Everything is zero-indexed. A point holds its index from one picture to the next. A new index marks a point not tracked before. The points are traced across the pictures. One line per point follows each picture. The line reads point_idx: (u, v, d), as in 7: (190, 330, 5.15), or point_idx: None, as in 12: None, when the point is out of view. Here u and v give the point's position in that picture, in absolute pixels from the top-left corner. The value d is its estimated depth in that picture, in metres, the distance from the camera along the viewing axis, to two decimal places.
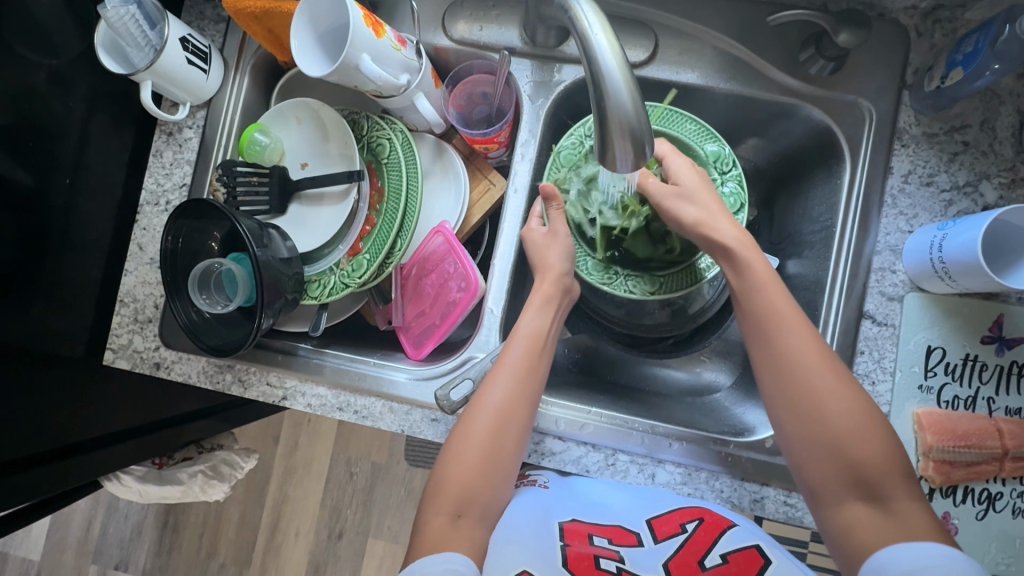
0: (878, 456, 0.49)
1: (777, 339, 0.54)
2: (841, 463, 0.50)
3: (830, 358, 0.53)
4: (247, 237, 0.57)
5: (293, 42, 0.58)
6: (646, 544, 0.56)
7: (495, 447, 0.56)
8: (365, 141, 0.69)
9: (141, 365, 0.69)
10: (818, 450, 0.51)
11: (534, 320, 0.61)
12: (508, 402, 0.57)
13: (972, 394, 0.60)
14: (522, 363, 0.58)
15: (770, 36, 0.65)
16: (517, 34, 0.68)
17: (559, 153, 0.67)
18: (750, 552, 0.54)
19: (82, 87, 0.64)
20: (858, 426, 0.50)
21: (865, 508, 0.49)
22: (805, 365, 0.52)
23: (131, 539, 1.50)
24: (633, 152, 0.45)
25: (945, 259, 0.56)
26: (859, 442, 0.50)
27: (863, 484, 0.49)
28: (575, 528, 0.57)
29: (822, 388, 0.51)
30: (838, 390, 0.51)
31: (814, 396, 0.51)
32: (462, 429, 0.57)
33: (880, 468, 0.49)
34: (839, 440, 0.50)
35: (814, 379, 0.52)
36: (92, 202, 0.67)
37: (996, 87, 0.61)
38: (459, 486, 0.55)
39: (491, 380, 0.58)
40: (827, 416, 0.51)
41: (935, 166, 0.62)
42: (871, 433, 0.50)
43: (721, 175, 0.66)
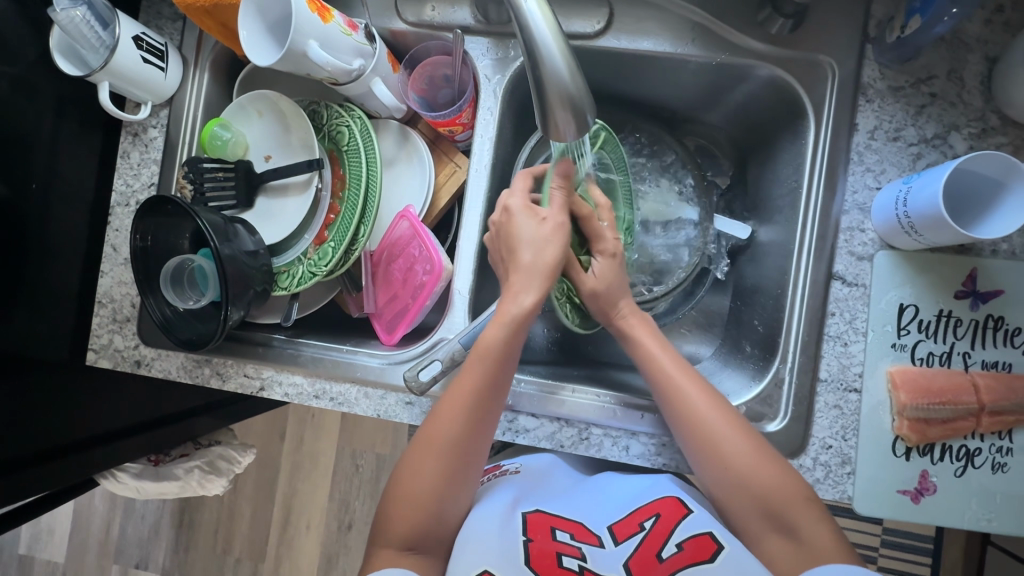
0: (780, 487, 0.52)
1: (668, 392, 0.56)
2: (746, 493, 0.53)
3: (720, 403, 0.55)
4: (208, 232, 0.57)
5: (241, 31, 0.58)
6: (607, 545, 0.55)
7: (444, 480, 0.55)
8: (326, 130, 0.69)
9: (122, 363, 0.70)
10: (722, 481, 0.54)
11: (492, 334, 0.56)
12: (459, 434, 0.55)
13: (947, 350, 0.59)
14: (478, 386, 0.56)
15: None
16: (470, 13, 0.67)
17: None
18: (703, 539, 0.53)
19: (45, 93, 0.65)
20: (751, 456, 0.53)
21: (777, 530, 0.52)
22: (695, 413, 0.55)
23: (149, 538, 1.54)
24: (574, 122, 0.45)
25: (910, 214, 0.55)
26: (755, 473, 0.52)
27: (769, 509, 0.52)
28: (537, 520, 0.57)
29: (711, 424, 0.54)
30: (727, 425, 0.54)
31: (709, 438, 0.54)
32: (412, 459, 0.56)
33: (782, 496, 0.51)
34: (740, 480, 0.53)
35: (703, 416, 0.54)
36: (64, 206, 0.69)
37: (962, 34, 0.59)
38: (408, 517, 0.54)
39: (443, 413, 0.56)
40: (720, 448, 0.53)
41: (902, 120, 0.60)
42: (767, 464, 0.52)
43: (631, 240, 0.73)
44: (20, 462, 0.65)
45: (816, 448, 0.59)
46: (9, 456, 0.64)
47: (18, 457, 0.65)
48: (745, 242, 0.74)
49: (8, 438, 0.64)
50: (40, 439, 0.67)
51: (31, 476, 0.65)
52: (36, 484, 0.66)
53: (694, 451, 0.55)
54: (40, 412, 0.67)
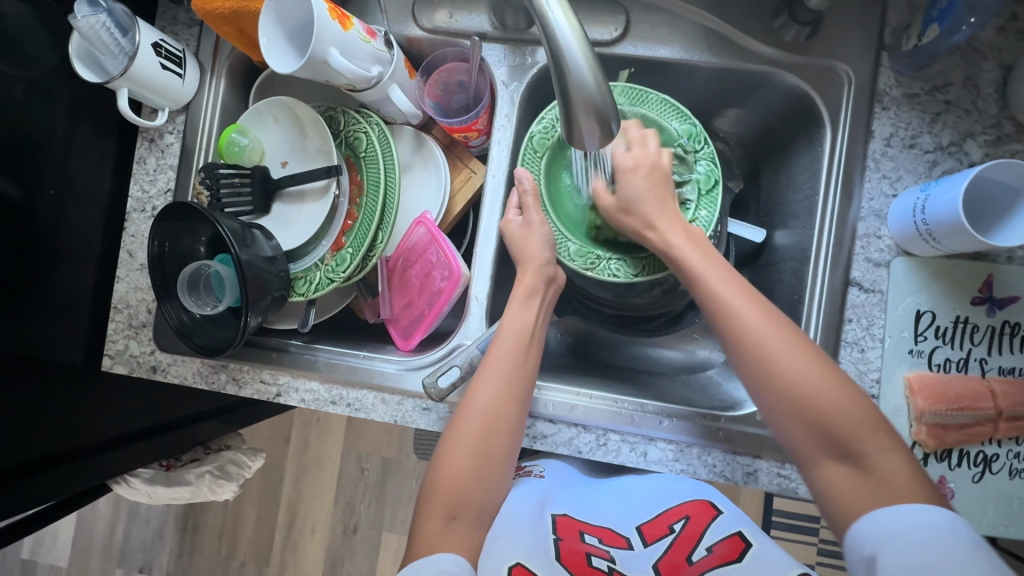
0: (846, 411, 0.49)
1: (724, 313, 0.54)
2: (804, 418, 0.50)
3: (781, 324, 0.53)
4: (229, 239, 0.58)
5: (261, 39, 0.58)
6: (637, 547, 0.57)
7: (485, 446, 0.56)
8: (342, 136, 0.69)
9: (138, 369, 0.70)
10: (783, 408, 0.51)
11: (518, 318, 0.61)
12: (497, 403, 0.57)
13: (963, 356, 0.59)
14: (507, 361, 0.59)
15: (743, 4, 0.64)
16: (487, 20, 0.67)
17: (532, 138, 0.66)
18: (733, 540, 0.55)
19: (62, 98, 0.65)
20: (816, 379, 0.50)
21: (839, 459, 0.49)
22: (755, 333, 0.52)
23: (154, 542, 1.54)
24: (598, 131, 0.46)
25: (928, 221, 0.55)
26: (819, 395, 0.50)
27: (832, 434, 0.49)
28: (566, 523, 0.59)
29: (774, 347, 0.51)
30: (790, 347, 0.51)
31: (770, 360, 0.51)
32: (451, 432, 0.57)
33: (847, 419, 0.49)
34: (803, 403, 0.50)
35: (765, 340, 0.52)
36: (79, 211, 0.69)
37: (976, 43, 0.60)
38: (453, 487, 0.55)
39: (481, 379, 0.58)
40: (783, 370, 0.51)
41: (918, 127, 0.60)
42: (828, 383, 0.50)
43: (694, 153, 0.65)
44: (21, 470, 0.62)
45: None
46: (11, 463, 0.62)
47: (20, 464, 0.63)
48: (759, 247, 0.74)
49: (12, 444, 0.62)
50: (42, 447, 0.65)
51: (32, 485, 0.63)
52: (39, 492, 0.64)
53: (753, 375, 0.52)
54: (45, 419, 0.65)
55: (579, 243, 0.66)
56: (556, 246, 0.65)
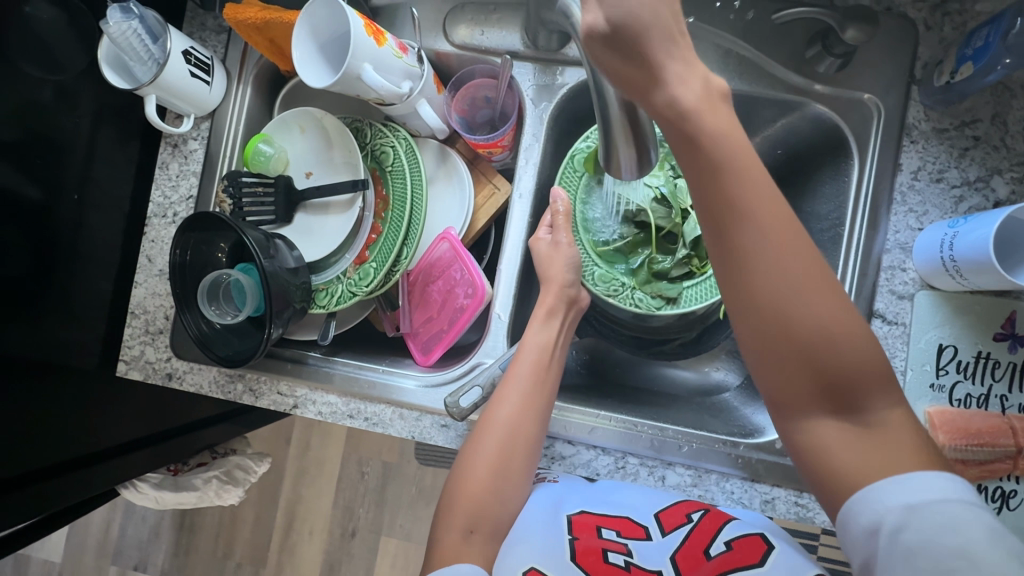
0: (855, 363, 0.42)
1: (767, 271, 0.41)
2: (810, 372, 0.42)
3: (815, 269, 0.41)
4: (254, 249, 0.57)
5: (294, 52, 0.57)
6: (654, 537, 0.55)
7: (505, 463, 0.56)
8: (368, 149, 0.68)
9: (153, 375, 0.69)
10: (780, 356, 0.42)
11: (539, 336, 0.61)
12: (517, 420, 0.57)
13: (984, 392, 0.60)
14: (529, 377, 0.59)
15: (773, 32, 0.64)
16: (519, 38, 0.67)
17: (574, 155, 0.68)
18: (753, 539, 0.53)
19: (88, 102, 0.65)
20: (832, 329, 0.41)
21: (834, 413, 0.43)
22: (782, 281, 0.41)
23: (149, 540, 1.52)
24: (637, 159, 0.46)
25: (956, 258, 0.55)
26: (830, 346, 0.41)
27: (833, 389, 0.42)
28: (583, 521, 0.56)
29: (788, 290, 0.41)
30: (809, 289, 0.41)
31: (777, 304, 0.41)
32: (471, 446, 0.57)
33: (859, 373, 0.42)
34: (813, 353, 0.42)
35: (780, 278, 0.41)
36: (100, 214, 0.68)
37: (1007, 81, 0.60)
38: (472, 500, 0.55)
39: (501, 395, 0.58)
40: (796, 319, 0.41)
41: (946, 162, 0.61)
42: (849, 337, 0.42)
43: None
44: (31, 476, 0.63)
45: None
46: (14, 472, 0.62)
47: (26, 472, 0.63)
48: None
49: (15, 453, 0.62)
50: (49, 454, 0.65)
51: (38, 493, 0.63)
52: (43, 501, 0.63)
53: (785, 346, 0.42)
54: (52, 427, 0.66)
55: (605, 268, 0.68)
56: (583, 268, 0.67)
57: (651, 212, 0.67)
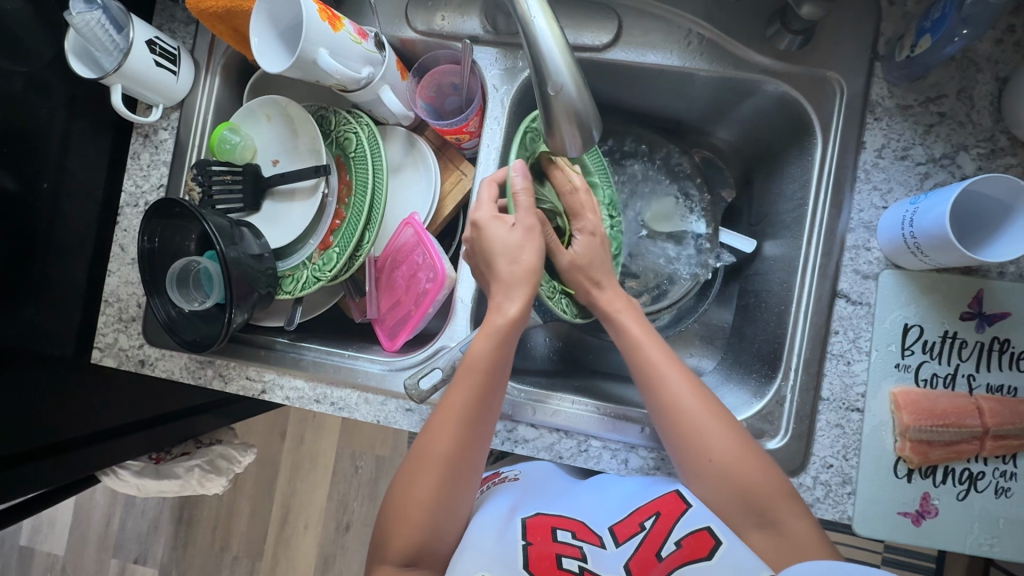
0: (766, 480, 0.52)
1: (647, 379, 0.57)
2: (729, 486, 0.53)
3: (707, 395, 0.56)
4: (215, 235, 0.58)
5: (253, 39, 0.58)
6: (609, 546, 0.55)
7: (439, 501, 0.53)
8: (333, 136, 0.69)
9: (127, 362, 0.71)
10: (707, 479, 0.53)
11: (475, 362, 0.55)
12: (450, 457, 0.54)
13: (951, 372, 0.58)
14: (465, 411, 0.54)
15: (735, 12, 0.63)
16: (479, 22, 0.67)
17: (524, 137, 0.62)
18: (701, 535, 0.52)
19: (59, 93, 0.66)
20: (736, 445, 0.53)
21: (757, 527, 0.52)
22: (689, 408, 0.54)
23: (148, 534, 1.55)
24: (580, 137, 0.46)
25: (916, 234, 0.55)
26: (738, 464, 0.52)
27: (752, 505, 0.52)
28: (536, 525, 0.56)
29: (698, 416, 0.54)
30: (713, 420, 0.54)
31: (694, 428, 0.54)
32: (406, 482, 0.54)
33: (768, 491, 0.51)
34: (726, 469, 0.53)
35: (687, 405, 0.55)
36: (74, 204, 0.70)
37: (972, 54, 0.59)
38: (405, 538, 0.52)
39: (432, 431, 0.54)
40: (711, 446, 0.53)
41: (910, 139, 0.60)
42: (750, 454, 0.53)
43: None
44: (14, 459, 0.65)
45: (817, 466, 0.59)
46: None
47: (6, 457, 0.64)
48: (751, 255, 0.74)
49: None
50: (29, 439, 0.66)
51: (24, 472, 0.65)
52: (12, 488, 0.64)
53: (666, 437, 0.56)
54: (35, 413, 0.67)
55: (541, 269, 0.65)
56: None
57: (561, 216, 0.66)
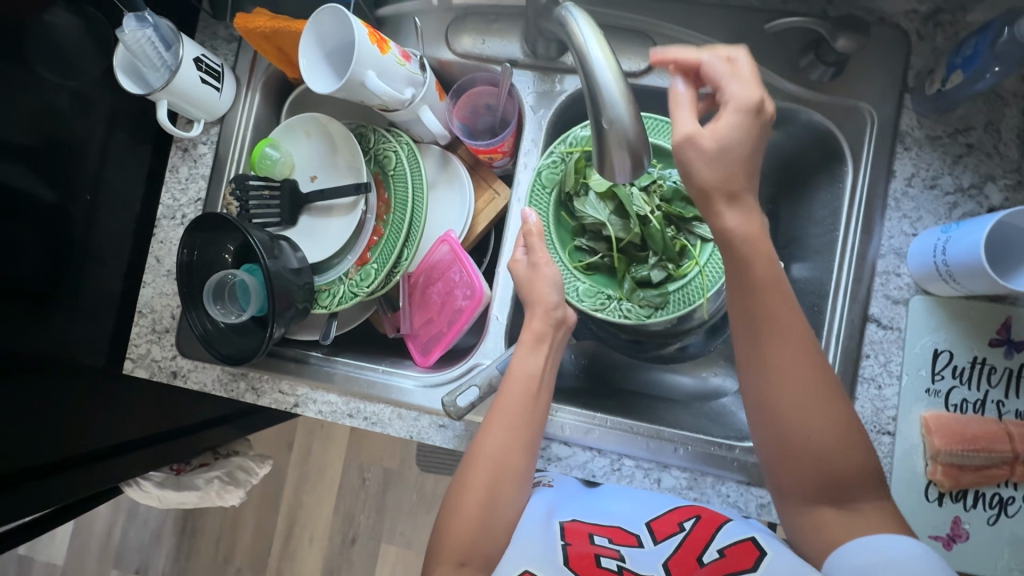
0: (857, 468, 0.50)
1: (757, 332, 0.51)
2: (819, 469, 0.51)
3: (816, 359, 0.51)
4: (259, 249, 0.59)
5: (302, 60, 0.59)
6: (647, 545, 0.56)
7: (493, 499, 0.55)
8: (372, 153, 0.70)
9: (158, 373, 0.71)
10: (797, 457, 0.51)
11: (523, 364, 0.59)
12: (502, 455, 0.56)
13: (980, 397, 0.60)
14: (515, 410, 0.57)
15: (768, 43, 0.66)
16: (518, 47, 0.69)
17: (541, 172, 0.66)
18: (745, 544, 0.53)
19: (102, 106, 0.67)
20: (838, 427, 0.50)
21: (829, 504, 0.51)
22: (797, 373, 0.50)
23: (151, 544, 1.53)
24: (632, 164, 0.46)
25: (949, 262, 0.56)
26: (835, 447, 0.50)
27: (835, 487, 0.51)
28: (576, 528, 0.57)
29: (803, 383, 0.50)
30: (820, 391, 0.50)
31: (792, 403, 0.50)
32: (459, 484, 0.57)
33: (855, 478, 0.50)
34: (821, 451, 0.50)
35: (795, 373, 0.50)
36: (111, 215, 0.70)
37: (999, 89, 0.61)
38: (463, 535, 0.54)
39: (487, 431, 0.57)
40: (812, 424, 0.50)
41: (939, 169, 0.61)
42: (849, 437, 0.51)
43: None
44: (26, 473, 0.64)
45: None
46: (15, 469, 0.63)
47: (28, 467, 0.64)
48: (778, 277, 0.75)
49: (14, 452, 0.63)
50: (46, 450, 0.66)
51: (39, 488, 0.64)
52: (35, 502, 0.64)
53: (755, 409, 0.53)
54: (52, 426, 0.66)
55: (588, 283, 0.66)
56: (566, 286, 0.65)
57: (610, 225, 0.66)
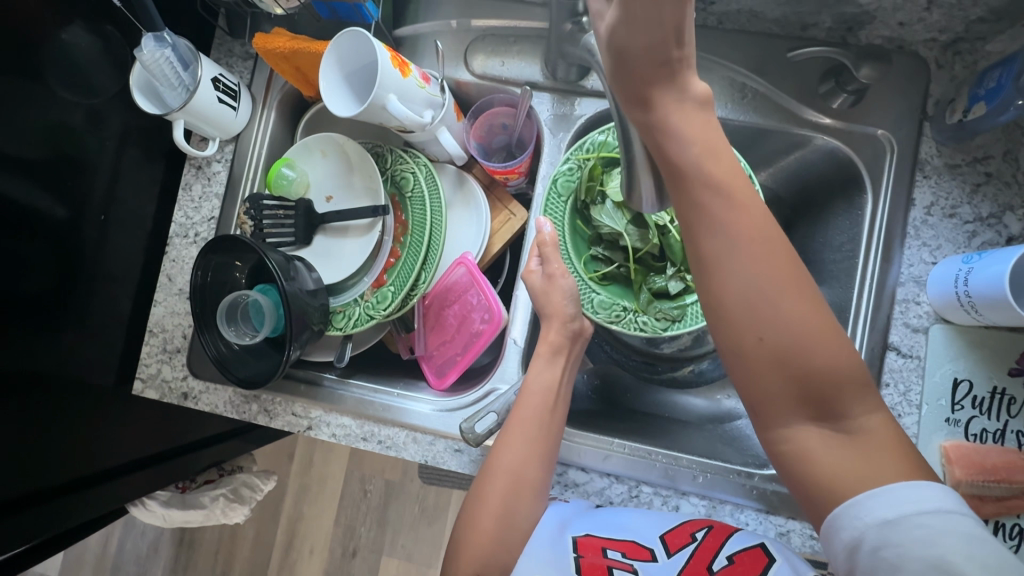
0: (834, 368, 0.42)
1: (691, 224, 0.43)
2: (787, 369, 0.42)
3: (768, 239, 0.43)
4: (276, 271, 0.58)
5: (322, 82, 0.59)
6: (660, 559, 0.54)
7: (509, 511, 0.55)
8: (388, 174, 0.70)
9: (169, 394, 0.70)
10: (757, 358, 0.43)
11: (542, 376, 0.60)
12: (519, 467, 0.56)
13: (1000, 427, 0.59)
14: (532, 422, 0.58)
15: (786, 69, 0.66)
16: (538, 69, 0.69)
17: (556, 180, 0.65)
18: (754, 552, 0.53)
19: (117, 124, 0.67)
20: (801, 316, 0.42)
21: (812, 419, 0.43)
22: (733, 261, 0.42)
23: (148, 556, 1.51)
24: (660, 189, 0.45)
25: (971, 293, 0.56)
26: (805, 343, 0.42)
27: (811, 395, 0.43)
28: (588, 541, 0.55)
29: (745, 246, 0.42)
30: (774, 270, 0.42)
31: (743, 292, 0.42)
32: (476, 495, 0.56)
33: (835, 376, 0.42)
34: (784, 347, 0.42)
35: (738, 257, 0.42)
36: (123, 233, 0.69)
37: (1018, 119, 0.61)
38: (479, 548, 0.54)
39: (504, 442, 0.57)
40: (766, 314, 0.42)
41: (958, 197, 0.61)
42: (820, 333, 0.42)
43: None
44: (27, 500, 0.63)
45: None
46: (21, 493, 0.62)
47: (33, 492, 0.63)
48: None
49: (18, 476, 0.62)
50: (49, 476, 0.64)
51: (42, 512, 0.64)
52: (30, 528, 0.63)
53: (797, 397, 0.43)
54: (57, 449, 0.65)
55: (605, 294, 0.64)
56: (581, 297, 0.64)
57: (627, 235, 0.64)
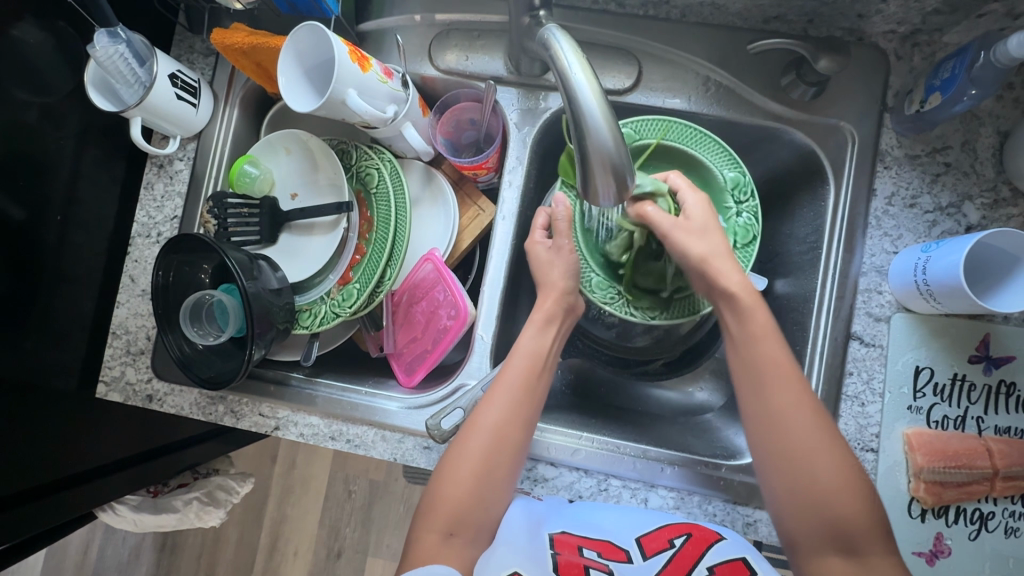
0: (858, 513, 0.50)
1: None
2: (822, 517, 0.51)
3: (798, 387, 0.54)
4: (237, 271, 0.57)
5: (281, 77, 0.58)
6: (636, 560, 0.54)
7: (488, 467, 0.55)
8: (354, 170, 0.69)
9: (133, 397, 0.69)
10: (801, 505, 0.51)
11: (533, 342, 0.60)
12: (504, 425, 0.56)
13: (961, 414, 0.60)
14: (519, 383, 0.58)
15: (751, 61, 0.66)
16: (503, 64, 0.69)
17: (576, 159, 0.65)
18: (736, 564, 0.52)
19: (73, 122, 0.65)
20: (841, 486, 0.51)
21: (841, 554, 0.51)
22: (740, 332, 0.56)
23: (129, 562, 1.49)
24: (614, 185, 0.44)
25: (929, 281, 0.56)
26: (837, 498, 0.51)
27: (842, 536, 0.50)
28: (564, 539, 0.55)
29: (773, 384, 0.53)
30: (823, 451, 0.52)
31: (787, 444, 0.52)
32: (456, 447, 0.57)
33: (858, 527, 0.50)
34: (835, 518, 0.51)
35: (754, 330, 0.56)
36: (83, 234, 0.68)
37: (975, 110, 0.62)
38: (452, 500, 0.55)
39: (489, 399, 0.57)
40: (812, 476, 0.51)
41: (918, 187, 0.62)
42: (850, 491, 0.51)
43: (738, 204, 0.64)
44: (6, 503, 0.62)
45: None
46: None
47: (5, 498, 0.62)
48: (761, 292, 0.75)
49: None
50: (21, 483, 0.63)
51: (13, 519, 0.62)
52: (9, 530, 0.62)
53: (825, 537, 0.51)
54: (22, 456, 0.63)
55: (602, 275, 0.65)
56: (579, 274, 0.65)
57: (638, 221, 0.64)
